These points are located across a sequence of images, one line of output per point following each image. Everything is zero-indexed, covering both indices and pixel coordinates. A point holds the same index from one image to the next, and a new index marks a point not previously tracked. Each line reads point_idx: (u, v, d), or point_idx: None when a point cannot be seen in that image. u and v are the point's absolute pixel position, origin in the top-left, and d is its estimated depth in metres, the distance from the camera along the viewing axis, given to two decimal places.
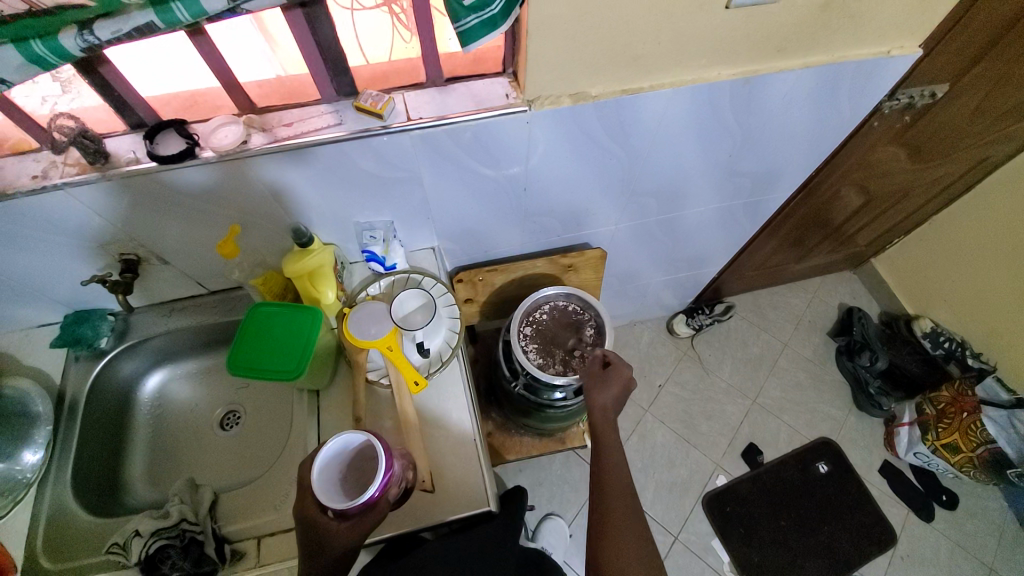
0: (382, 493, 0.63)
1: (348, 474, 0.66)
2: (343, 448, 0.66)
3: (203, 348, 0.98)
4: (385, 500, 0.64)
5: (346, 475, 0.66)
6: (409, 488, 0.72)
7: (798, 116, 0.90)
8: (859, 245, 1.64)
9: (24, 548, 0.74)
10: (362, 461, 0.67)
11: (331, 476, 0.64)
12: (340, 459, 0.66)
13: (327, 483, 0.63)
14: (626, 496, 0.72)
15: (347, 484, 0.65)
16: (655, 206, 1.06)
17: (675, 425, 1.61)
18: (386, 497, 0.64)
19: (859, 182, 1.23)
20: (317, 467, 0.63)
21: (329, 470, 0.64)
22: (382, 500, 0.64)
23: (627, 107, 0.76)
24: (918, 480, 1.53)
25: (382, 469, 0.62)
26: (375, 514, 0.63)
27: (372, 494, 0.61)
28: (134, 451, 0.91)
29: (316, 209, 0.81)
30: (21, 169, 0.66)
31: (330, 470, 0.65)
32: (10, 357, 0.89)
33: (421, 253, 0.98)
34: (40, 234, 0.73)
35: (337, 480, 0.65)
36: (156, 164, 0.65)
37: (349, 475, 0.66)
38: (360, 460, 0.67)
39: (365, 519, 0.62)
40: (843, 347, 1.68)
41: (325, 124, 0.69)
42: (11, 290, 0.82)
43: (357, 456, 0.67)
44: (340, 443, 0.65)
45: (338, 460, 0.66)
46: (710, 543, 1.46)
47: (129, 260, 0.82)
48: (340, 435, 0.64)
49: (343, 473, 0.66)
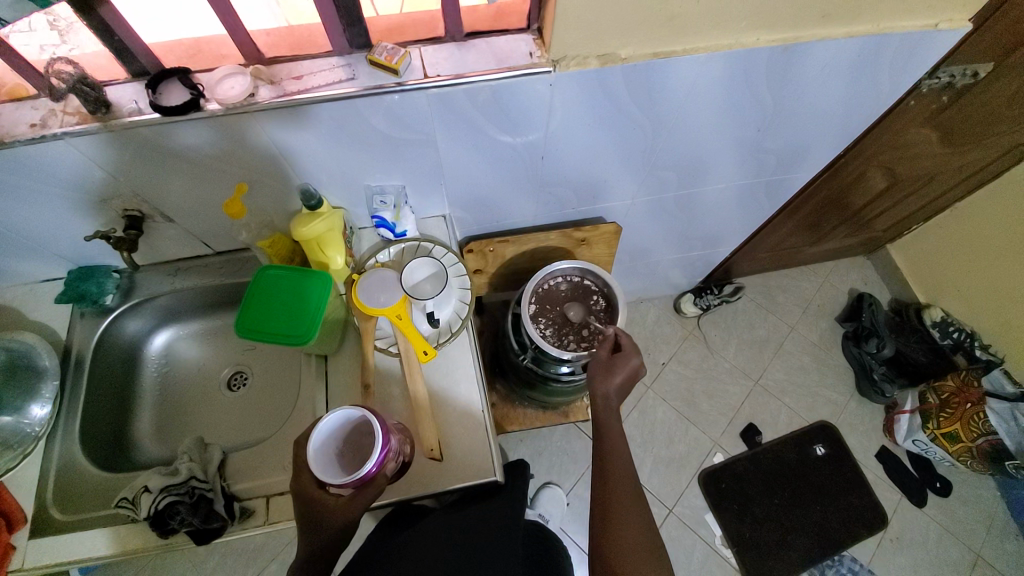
0: (380, 468, 0.64)
1: (345, 449, 0.67)
2: (339, 424, 0.66)
3: (210, 309, 0.97)
4: (382, 474, 0.65)
5: (343, 449, 0.66)
6: (404, 462, 0.73)
7: (831, 91, 0.85)
8: (876, 229, 1.61)
9: (34, 499, 0.75)
10: (358, 436, 0.67)
11: (327, 452, 0.64)
12: (336, 434, 0.65)
13: (323, 458, 0.63)
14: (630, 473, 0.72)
15: (345, 459, 0.66)
16: (675, 181, 1.02)
17: (676, 403, 1.61)
18: (384, 472, 0.65)
19: (886, 164, 1.19)
20: (313, 443, 0.62)
21: (326, 445, 0.64)
22: (379, 475, 0.64)
23: (657, 72, 0.71)
24: (914, 466, 1.55)
25: (380, 445, 0.62)
26: (373, 489, 0.63)
27: (370, 469, 0.61)
28: (142, 409, 0.91)
29: (325, 170, 0.78)
30: (19, 116, 0.63)
31: (327, 445, 0.65)
32: (14, 311, 0.88)
33: (431, 220, 0.95)
34: (42, 187, 0.71)
35: (334, 455, 0.65)
36: (159, 116, 0.62)
37: (346, 450, 0.66)
38: (357, 435, 0.67)
39: (364, 493, 0.63)
40: (851, 332, 1.67)
41: (336, 79, 0.65)
42: (13, 244, 0.80)
43: (354, 430, 0.67)
44: (336, 419, 0.64)
45: (335, 435, 0.65)
46: (704, 517, 1.49)
47: (132, 217, 0.79)
48: (335, 411, 0.64)
49: (339, 448, 0.66)
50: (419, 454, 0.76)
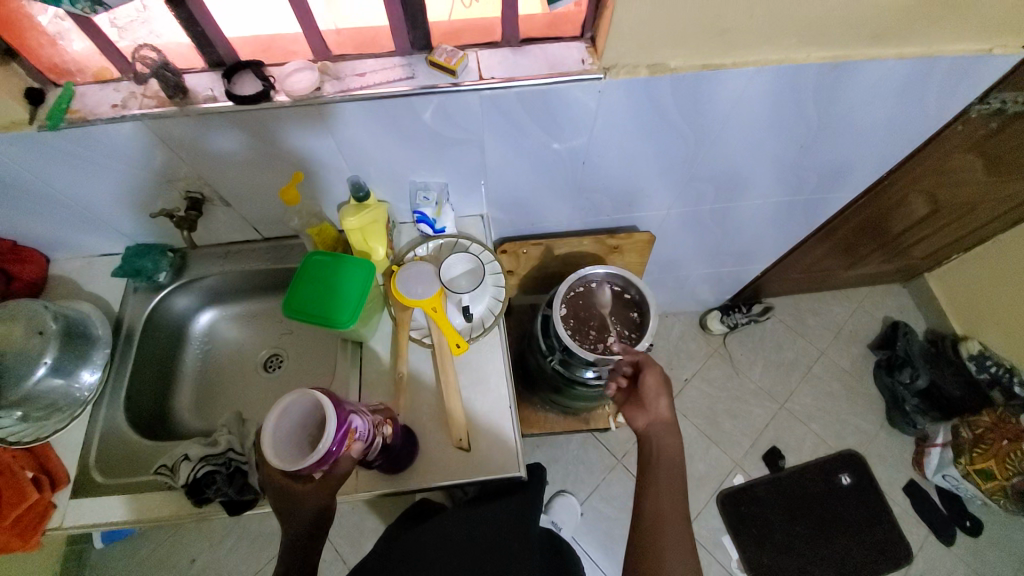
0: (344, 446, 0.62)
1: (303, 432, 0.63)
2: (290, 412, 0.61)
3: (253, 292, 1.01)
4: (344, 453, 0.63)
5: (300, 433, 0.63)
6: (384, 445, 0.71)
7: (877, 111, 0.85)
8: (914, 257, 1.57)
9: (78, 461, 0.79)
10: (320, 420, 0.64)
11: (286, 438, 0.61)
12: (294, 421, 0.62)
13: (281, 443, 0.60)
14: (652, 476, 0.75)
15: (304, 442, 0.63)
16: (713, 194, 1.02)
17: (698, 421, 1.59)
18: (347, 451, 0.63)
19: (929, 189, 1.16)
20: (269, 438, 0.58)
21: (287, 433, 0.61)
22: (342, 454, 0.63)
23: (705, 83, 0.73)
24: (942, 503, 1.48)
25: (334, 430, 0.59)
26: (338, 470, 0.63)
27: (326, 453, 0.59)
28: (183, 384, 0.95)
29: (376, 164, 0.82)
30: (102, 97, 0.68)
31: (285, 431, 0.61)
32: (73, 282, 0.93)
33: (469, 219, 0.97)
34: (116, 165, 0.76)
35: (298, 440, 0.62)
36: (232, 104, 0.66)
37: (304, 432, 0.63)
38: (317, 418, 0.64)
39: (334, 472, 0.64)
40: (883, 361, 1.63)
41: (396, 77, 0.69)
42: (80, 218, 0.86)
43: (312, 414, 0.64)
44: (289, 406, 0.60)
45: (290, 422, 0.62)
46: (720, 539, 1.46)
47: (194, 199, 0.83)
48: (285, 398, 0.59)
49: (297, 434, 0.63)
50: (448, 444, 0.78)
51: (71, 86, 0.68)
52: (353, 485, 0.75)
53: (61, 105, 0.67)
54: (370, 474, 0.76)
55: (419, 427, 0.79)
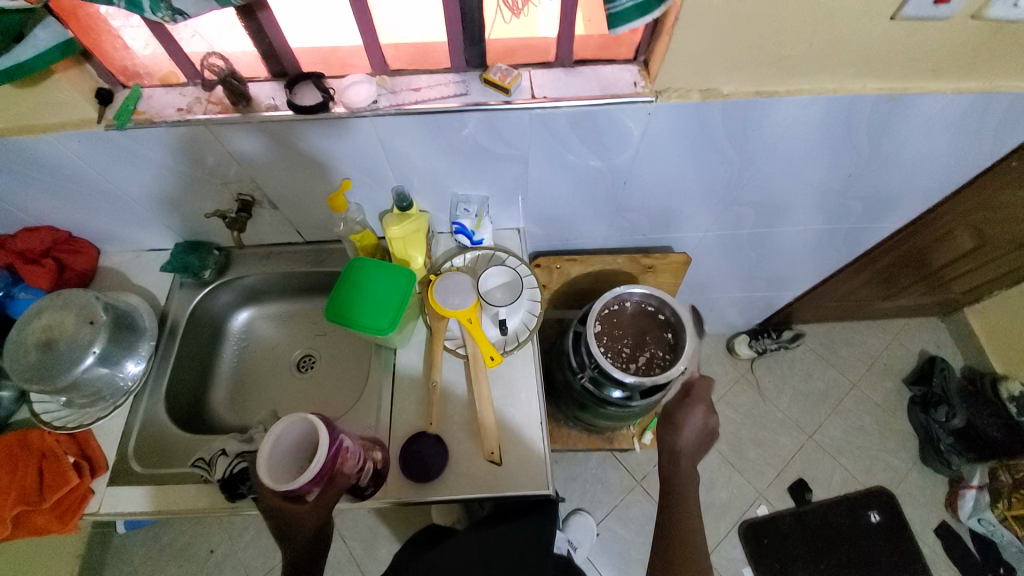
0: (335, 464, 0.67)
1: (297, 459, 0.68)
2: (283, 438, 0.67)
3: (291, 294, 1.03)
4: (337, 473, 0.67)
5: (294, 460, 0.68)
6: (377, 470, 0.75)
7: (931, 143, 0.83)
8: (954, 291, 1.52)
9: (116, 449, 0.80)
10: (311, 446, 0.69)
11: (279, 465, 0.66)
12: (288, 448, 0.67)
13: (275, 470, 0.65)
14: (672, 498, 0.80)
15: (299, 468, 0.67)
16: (752, 218, 1.01)
17: (721, 447, 1.56)
18: (340, 471, 0.68)
19: (976, 223, 1.12)
20: (265, 465, 0.63)
21: (281, 462, 0.66)
22: (336, 473, 0.67)
23: (757, 109, 0.72)
24: (978, 551, 1.40)
25: (325, 448, 0.64)
26: (332, 489, 0.66)
27: (320, 470, 0.63)
28: (219, 380, 0.98)
29: (421, 176, 0.83)
30: (167, 101, 0.71)
31: (279, 459, 0.66)
32: (121, 274, 0.97)
33: (506, 232, 0.98)
34: (174, 166, 0.79)
35: (293, 469, 0.67)
36: (292, 114, 0.69)
37: (298, 459, 0.68)
38: (310, 443, 0.69)
39: (328, 491, 0.66)
40: (918, 397, 1.57)
41: (450, 93, 0.70)
42: (135, 213, 0.89)
43: (304, 441, 0.69)
44: (282, 433, 0.66)
45: (284, 449, 0.67)
46: (740, 570, 1.41)
47: (244, 201, 0.86)
48: (278, 426, 0.65)
49: (292, 462, 0.67)
50: (478, 458, 0.78)
51: (138, 88, 0.71)
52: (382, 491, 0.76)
53: (129, 106, 0.70)
54: (398, 481, 0.76)
55: (449, 437, 0.80)
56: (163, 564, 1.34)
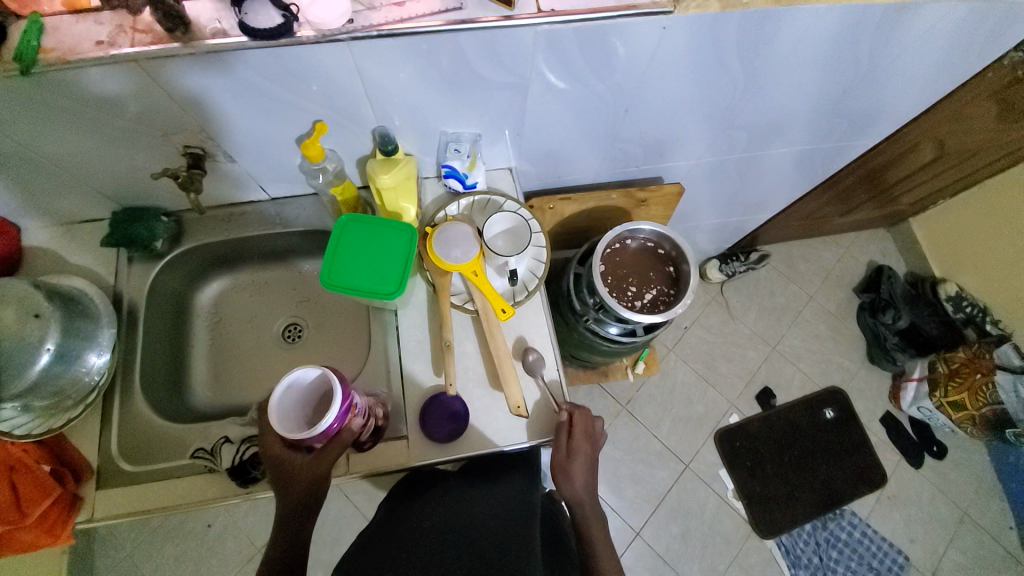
0: (343, 422, 0.63)
1: (309, 405, 0.65)
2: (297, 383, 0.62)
3: (262, 259, 0.93)
4: (344, 430, 0.64)
5: (305, 405, 0.64)
6: (376, 427, 0.72)
7: (925, 54, 0.82)
8: (902, 203, 1.62)
9: (97, 453, 0.73)
10: (321, 396, 0.65)
11: (289, 412, 0.62)
12: (298, 395, 0.63)
13: (284, 417, 0.61)
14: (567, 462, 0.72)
15: (308, 415, 0.64)
16: (744, 143, 0.99)
17: (697, 366, 1.66)
18: (347, 428, 0.65)
19: (938, 137, 1.17)
20: (274, 407, 0.60)
21: (288, 406, 0.62)
22: (343, 429, 0.64)
23: (773, 20, 0.67)
24: (914, 430, 1.64)
25: (340, 402, 0.61)
26: (337, 445, 0.64)
27: (330, 425, 0.60)
28: (197, 360, 0.89)
29: (407, 114, 0.73)
30: (83, 31, 0.57)
31: (288, 406, 0.62)
32: (51, 253, 0.82)
33: (499, 173, 0.91)
34: (105, 119, 0.64)
35: (298, 417, 0.63)
36: (246, 40, 0.56)
37: (309, 405, 0.65)
38: (319, 394, 0.65)
39: (331, 448, 0.63)
40: (867, 303, 1.71)
41: (439, 8, 0.60)
42: (55, 179, 0.73)
43: (313, 391, 0.65)
44: (294, 380, 0.62)
45: (296, 394, 0.63)
46: (718, 472, 1.56)
47: (194, 155, 0.73)
48: (293, 371, 0.61)
49: (303, 408, 0.64)
50: (500, 412, 0.77)
51: (38, 17, 0.56)
52: (408, 455, 0.74)
53: (31, 41, 0.55)
54: (423, 443, 0.74)
55: (468, 395, 0.77)
56: (158, 546, 1.29)
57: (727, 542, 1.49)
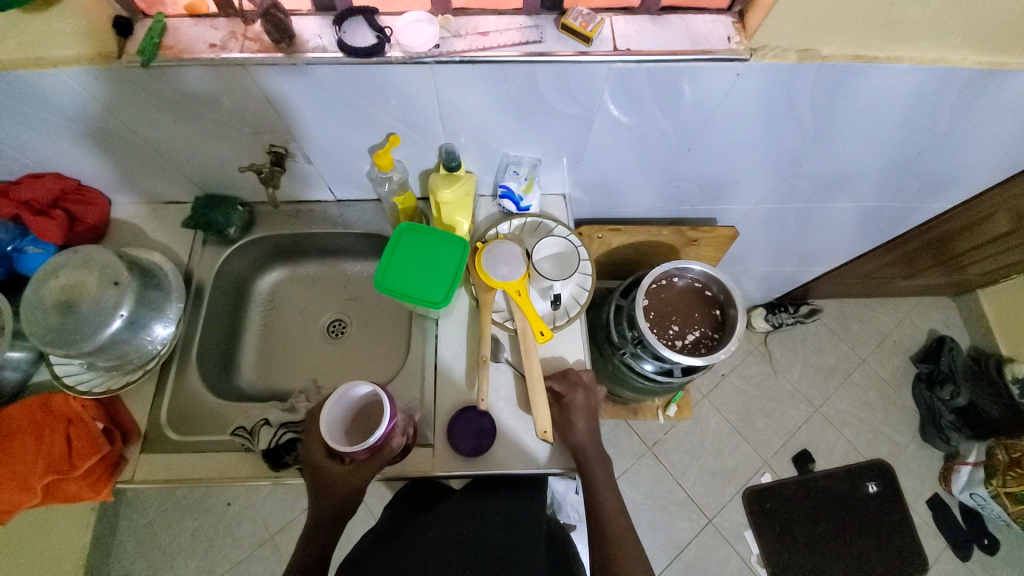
0: (387, 439, 0.67)
1: (354, 423, 0.69)
2: (349, 399, 0.68)
3: (318, 255, 0.98)
4: (386, 446, 0.68)
5: (351, 421, 0.69)
6: (407, 446, 0.74)
7: (1015, 123, 0.78)
8: (972, 274, 1.52)
9: (148, 417, 0.77)
10: (365, 413, 0.70)
11: (337, 421, 0.67)
12: (347, 408, 0.68)
13: (333, 425, 0.66)
14: (594, 497, 0.70)
15: (352, 431, 0.69)
16: (806, 193, 0.96)
17: (731, 416, 1.59)
18: (388, 444, 0.68)
19: (1021, 208, 1.10)
20: (326, 416, 0.65)
21: (337, 418, 0.67)
22: (384, 446, 0.68)
23: (852, 75, 0.66)
24: (963, 518, 1.49)
25: (386, 419, 0.65)
26: (377, 460, 0.67)
27: (376, 438, 0.64)
28: (246, 343, 0.93)
29: (473, 135, 0.76)
30: (200, 34, 0.63)
31: (337, 419, 0.67)
32: (136, 228, 0.90)
33: (552, 199, 0.93)
34: (204, 111, 0.71)
35: (344, 428, 0.68)
36: (342, 55, 0.62)
37: (354, 422, 0.69)
38: (365, 412, 0.70)
39: (372, 463, 0.67)
40: (925, 374, 1.60)
41: (520, 40, 0.64)
42: (151, 162, 0.81)
43: (362, 405, 0.70)
44: (347, 394, 0.67)
45: (346, 411, 0.68)
46: (742, 532, 1.47)
47: (277, 153, 0.79)
48: (347, 385, 0.66)
49: (348, 424, 0.69)
50: (527, 434, 0.77)
51: (163, 18, 0.63)
52: (431, 464, 0.74)
53: (153, 38, 0.61)
54: (448, 455, 0.75)
55: (496, 411, 0.78)
56: (180, 517, 1.34)
57: None
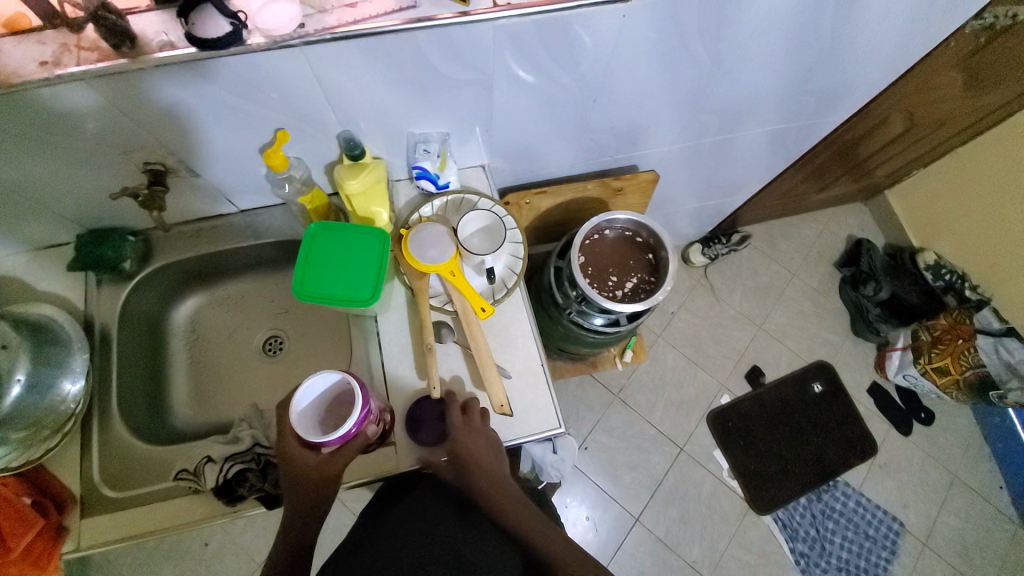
0: (360, 428, 0.64)
1: (328, 410, 0.66)
2: (319, 386, 0.64)
3: (236, 273, 0.91)
4: (361, 435, 0.65)
5: (324, 409, 0.66)
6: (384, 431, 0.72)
7: (888, 28, 0.83)
8: (876, 177, 1.64)
9: (79, 482, 0.71)
10: (338, 400, 0.67)
11: (309, 411, 0.64)
12: (319, 395, 0.65)
13: (305, 416, 0.63)
14: None
15: (325, 419, 0.66)
16: (715, 125, 0.98)
17: (686, 349, 1.67)
18: (364, 432, 0.65)
19: (909, 108, 1.18)
20: (295, 406, 0.62)
21: (311, 405, 0.65)
22: (359, 435, 0.65)
23: (733, 2, 0.66)
24: (901, 399, 1.67)
25: (358, 408, 0.62)
26: (352, 449, 0.64)
27: (347, 430, 0.61)
28: (175, 379, 0.87)
29: (370, 117, 0.72)
30: (23, 52, 0.54)
31: (308, 407, 0.64)
32: (15, 282, 0.79)
33: (470, 171, 0.90)
34: (54, 139, 0.62)
35: (319, 417, 0.65)
36: (196, 50, 0.55)
37: (328, 409, 0.66)
38: (338, 400, 0.66)
39: (346, 453, 0.64)
40: (849, 277, 1.73)
41: (395, 7, 0.59)
42: (9, 206, 0.71)
43: (336, 395, 0.66)
44: (316, 382, 0.63)
45: (317, 398, 0.65)
46: (712, 453, 1.57)
47: (155, 171, 0.71)
48: (316, 373, 0.63)
49: (321, 410, 0.66)
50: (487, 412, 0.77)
51: None
52: (396, 461, 0.73)
53: None
54: (411, 449, 0.74)
55: (453, 396, 0.77)
56: (154, 568, 1.27)
57: (726, 521, 1.51)
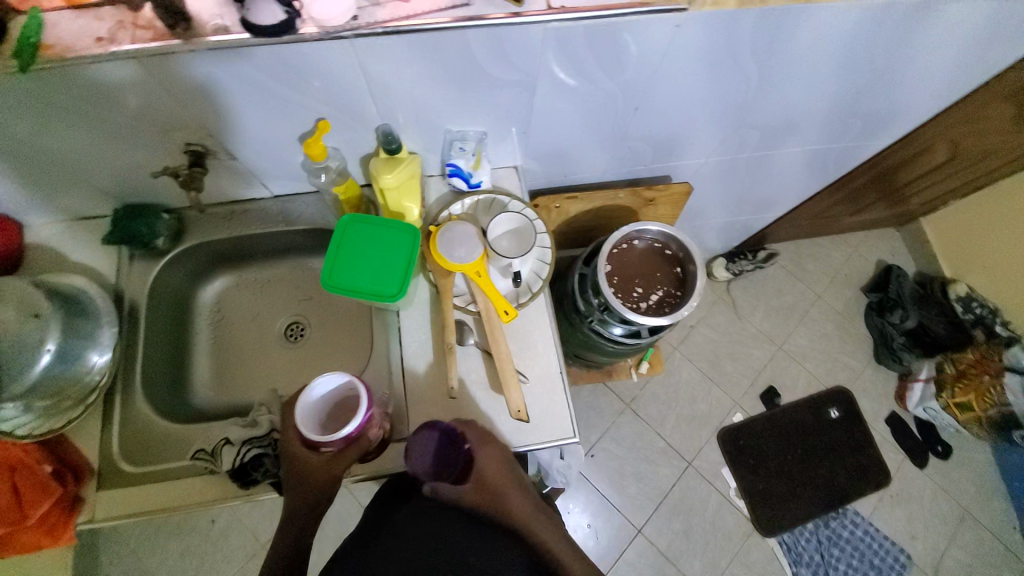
0: (362, 431, 0.65)
1: (332, 411, 0.68)
2: (325, 387, 0.66)
3: (264, 257, 0.92)
4: (362, 438, 0.66)
5: (328, 410, 0.67)
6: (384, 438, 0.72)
7: (947, 54, 0.80)
8: (913, 203, 1.59)
9: (100, 451, 0.72)
10: (342, 403, 0.68)
11: (314, 410, 0.65)
12: (325, 396, 0.66)
13: (310, 414, 0.65)
14: None
15: (329, 420, 0.67)
16: (755, 140, 0.96)
17: (701, 364, 1.65)
18: (365, 436, 0.66)
19: (956, 137, 1.13)
20: (301, 403, 0.63)
21: (317, 403, 0.66)
22: (360, 437, 0.66)
23: (791, 17, 0.64)
24: (919, 430, 1.62)
25: (363, 410, 0.63)
26: (353, 451, 0.65)
27: (350, 431, 0.62)
28: (198, 358, 0.88)
29: (410, 112, 0.71)
30: (81, 27, 0.55)
31: (313, 406, 0.65)
32: (52, 250, 0.81)
33: (504, 171, 0.89)
34: (100, 114, 0.63)
35: (322, 417, 0.66)
36: (248, 35, 0.55)
37: (332, 411, 0.67)
38: (342, 403, 0.68)
39: (346, 455, 0.65)
40: (875, 303, 1.69)
41: (447, 4, 0.58)
42: (54, 177, 0.72)
43: (342, 397, 0.68)
44: (323, 382, 0.65)
45: (323, 398, 0.66)
46: (720, 470, 1.55)
47: (195, 152, 0.72)
48: (325, 373, 0.65)
49: (324, 411, 0.67)
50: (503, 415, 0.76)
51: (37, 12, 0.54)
52: None
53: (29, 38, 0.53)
54: None
55: (470, 396, 0.77)
56: (162, 537, 1.30)
57: (728, 540, 1.49)
